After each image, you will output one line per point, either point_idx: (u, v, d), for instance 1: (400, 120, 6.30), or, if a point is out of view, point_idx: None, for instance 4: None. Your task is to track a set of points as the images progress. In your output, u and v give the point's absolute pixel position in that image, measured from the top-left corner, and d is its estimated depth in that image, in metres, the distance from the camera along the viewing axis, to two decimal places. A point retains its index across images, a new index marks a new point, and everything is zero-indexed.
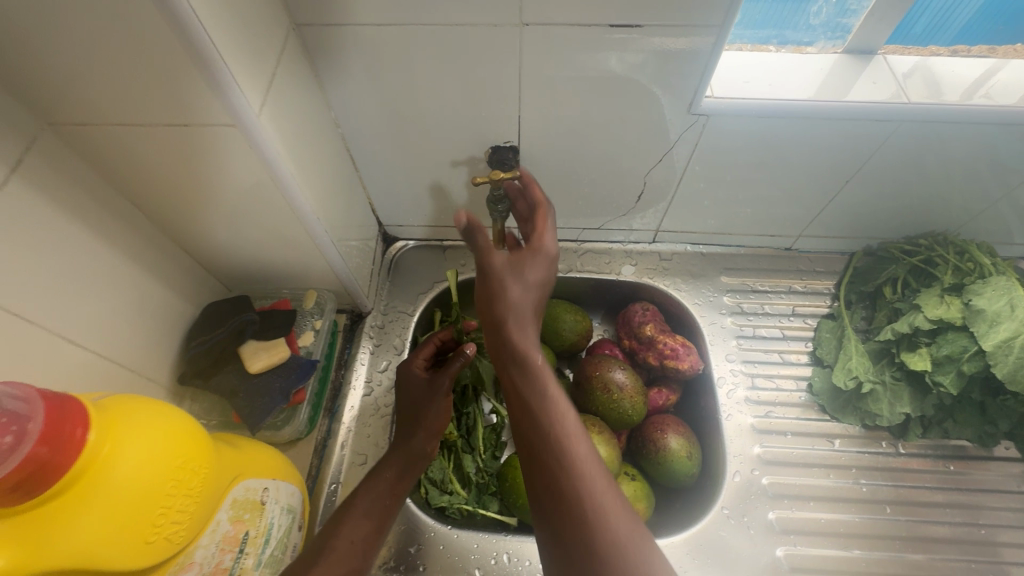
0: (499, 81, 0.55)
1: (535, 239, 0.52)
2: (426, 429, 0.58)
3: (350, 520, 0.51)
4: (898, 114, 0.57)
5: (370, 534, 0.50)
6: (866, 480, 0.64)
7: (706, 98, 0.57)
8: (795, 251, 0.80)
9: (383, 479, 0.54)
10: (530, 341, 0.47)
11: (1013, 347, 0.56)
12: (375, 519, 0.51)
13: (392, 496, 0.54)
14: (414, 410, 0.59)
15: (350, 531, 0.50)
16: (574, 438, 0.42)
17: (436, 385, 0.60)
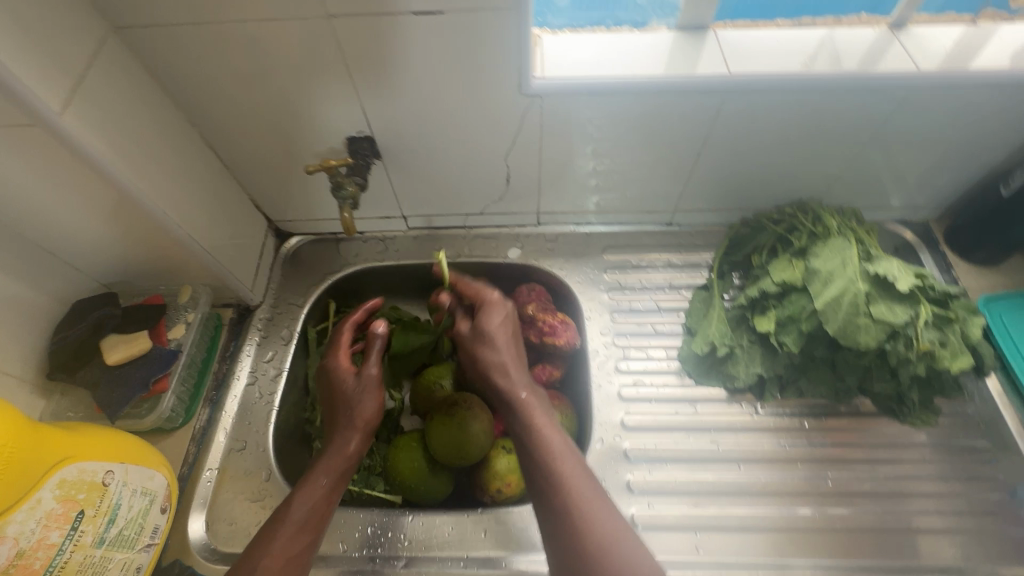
0: (331, 74, 0.58)
1: (492, 309, 0.68)
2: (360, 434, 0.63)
3: (284, 529, 0.54)
4: (722, 87, 0.60)
5: (311, 540, 0.55)
6: (724, 440, 0.66)
7: (535, 79, 0.59)
8: (676, 226, 0.82)
9: (319, 483, 0.58)
10: (517, 380, 0.62)
11: (842, 304, 0.58)
12: (311, 527, 0.56)
13: (328, 501, 0.58)
14: (347, 415, 0.64)
15: (286, 540, 0.54)
16: (557, 445, 0.56)
17: (364, 381, 0.66)
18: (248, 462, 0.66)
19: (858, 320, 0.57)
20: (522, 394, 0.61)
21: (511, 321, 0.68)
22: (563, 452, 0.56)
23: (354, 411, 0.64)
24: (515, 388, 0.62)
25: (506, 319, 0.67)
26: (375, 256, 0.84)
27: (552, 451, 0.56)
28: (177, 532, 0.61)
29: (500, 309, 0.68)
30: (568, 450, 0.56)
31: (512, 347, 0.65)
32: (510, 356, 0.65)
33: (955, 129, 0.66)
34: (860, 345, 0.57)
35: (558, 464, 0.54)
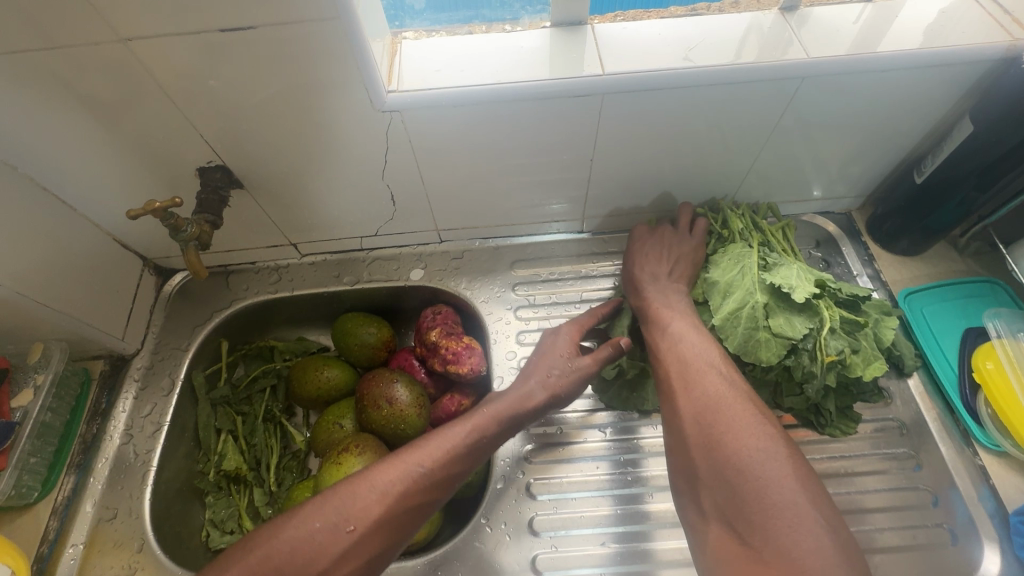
0: (152, 100, 0.52)
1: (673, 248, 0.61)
2: (539, 383, 0.58)
3: (398, 480, 0.50)
4: (597, 88, 0.54)
5: (431, 502, 0.51)
6: (637, 468, 0.61)
7: (389, 93, 0.53)
8: (589, 233, 0.77)
9: (481, 417, 0.55)
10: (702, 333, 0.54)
11: (741, 318, 0.54)
12: (437, 483, 0.51)
13: (470, 456, 0.53)
14: (547, 368, 0.59)
15: (393, 496, 0.49)
16: (711, 395, 0.48)
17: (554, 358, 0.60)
18: (119, 531, 0.60)
19: (758, 335, 0.53)
20: (679, 334, 0.54)
21: (664, 243, 0.62)
22: (720, 392, 0.49)
23: (553, 372, 0.59)
24: (671, 342, 0.54)
25: (686, 257, 0.61)
26: (268, 287, 0.77)
27: (706, 389, 0.49)
28: None
29: (673, 249, 0.62)
30: (723, 389, 0.49)
31: (687, 271, 0.60)
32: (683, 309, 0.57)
33: (860, 114, 0.61)
34: (763, 362, 0.53)
35: (711, 407, 0.48)
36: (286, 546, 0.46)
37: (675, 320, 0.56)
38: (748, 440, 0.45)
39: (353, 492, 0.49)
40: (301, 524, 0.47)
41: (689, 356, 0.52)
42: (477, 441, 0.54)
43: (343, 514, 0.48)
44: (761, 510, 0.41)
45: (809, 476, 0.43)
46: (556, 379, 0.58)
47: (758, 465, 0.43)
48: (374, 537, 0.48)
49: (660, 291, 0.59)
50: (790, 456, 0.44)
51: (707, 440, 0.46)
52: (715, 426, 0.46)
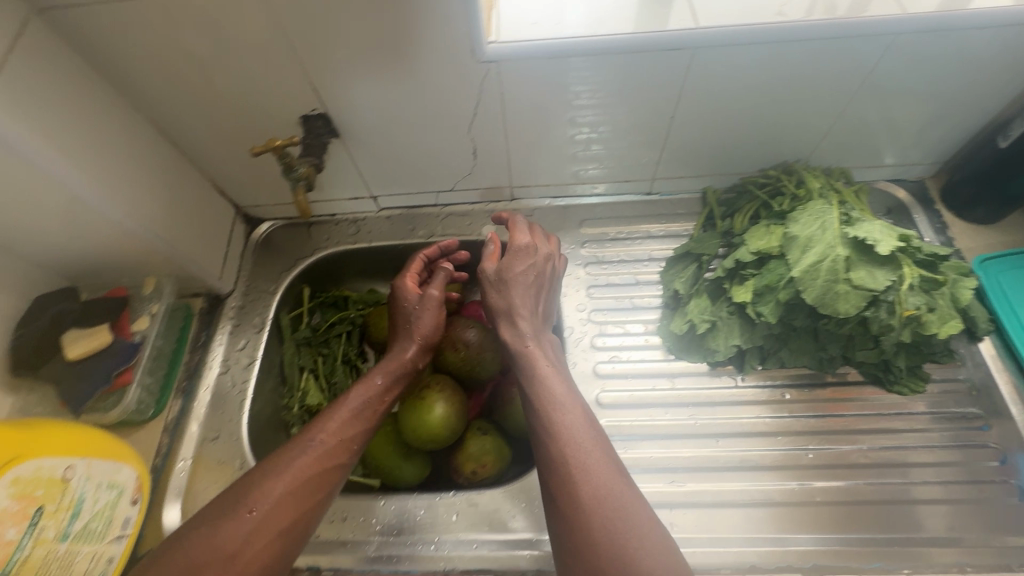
0: (272, 47, 0.55)
1: (530, 249, 0.65)
2: (417, 343, 0.63)
3: (305, 458, 0.53)
4: (689, 42, 0.56)
5: (338, 467, 0.54)
6: (703, 415, 0.64)
7: (490, 43, 0.56)
8: (656, 195, 0.79)
9: (370, 386, 0.59)
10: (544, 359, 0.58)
11: (820, 271, 0.55)
12: (343, 452, 0.55)
13: (370, 416, 0.57)
14: (404, 322, 0.65)
15: (300, 471, 0.52)
16: (580, 428, 0.52)
17: (423, 300, 0.66)
18: (222, 451, 0.66)
19: (837, 287, 0.55)
20: (529, 340, 0.60)
21: (530, 264, 0.64)
22: (587, 432, 0.51)
23: (410, 322, 0.65)
24: (522, 339, 0.60)
25: (534, 260, 0.64)
26: (347, 238, 0.82)
27: (563, 425, 0.52)
28: (154, 523, 0.61)
29: (529, 254, 0.64)
30: (576, 415, 0.53)
31: (526, 280, 0.63)
32: (524, 301, 0.62)
33: (947, 76, 0.61)
34: (840, 313, 0.55)
35: (586, 445, 0.51)
36: (169, 550, 0.47)
37: (524, 320, 0.61)
38: (604, 479, 0.49)
39: (258, 479, 0.51)
40: (169, 556, 0.46)
41: (548, 378, 0.56)
42: (379, 406, 0.59)
43: (228, 508, 0.49)
44: (593, 533, 0.46)
45: (646, 510, 0.48)
46: (426, 335, 0.64)
47: (603, 486, 0.48)
48: (278, 514, 0.50)
49: (513, 270, 0.63)
50: (634, 493, 0.49)
51: (562, 475, 0.50)
52: (573, 457, 0.50)
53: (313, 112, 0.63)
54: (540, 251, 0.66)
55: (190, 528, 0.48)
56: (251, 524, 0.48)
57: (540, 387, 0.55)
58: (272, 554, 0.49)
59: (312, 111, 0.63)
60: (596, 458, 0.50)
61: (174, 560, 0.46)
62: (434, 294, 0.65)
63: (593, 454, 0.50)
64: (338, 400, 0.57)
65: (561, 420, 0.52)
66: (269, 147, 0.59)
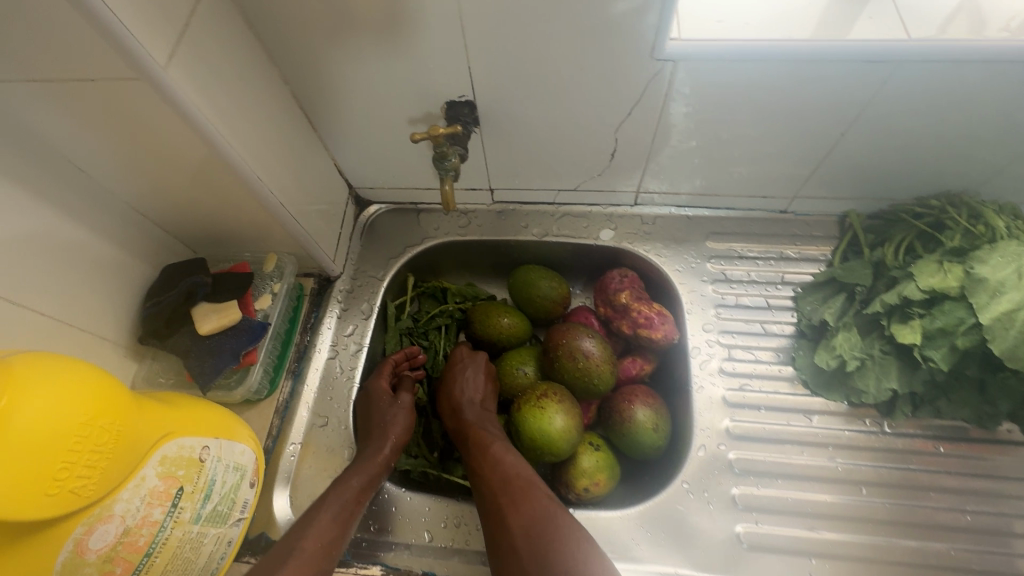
0: (440, 28, 0.52)
1: (463, 351, 0.70)
2: (391, 443, 0.60)
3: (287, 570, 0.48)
4: (898, 55, 0.51)
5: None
6: (843, 459, 0.60)
7: (671, 41, 0.52)
8: (791, 214, 0.74)
9: (347, 489, 0.55)
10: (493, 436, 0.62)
11: (1016, 321, 0.50)
12: (324, 559, 0.51)
13: (350, 519, 0.54)
14: (378, 423, 0.62)
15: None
16: (528, 490, 0.56)
17: (399, 402, 0.64)
18: (330, 439, 0.64)
19: None
20: (476, 424, 0.63)
21: (479, 366, 0.68)
22: (530, 505, 0.54)
23: (385, 423, 0.62)
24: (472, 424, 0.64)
25: (481, 368, 0.68)
26: (456, 229, 0.78)
27: (511, 491, 0.56)
28: (264, 506, 0.60)
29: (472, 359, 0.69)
30: (522, 482, 0.56)
31: (486, 382, 0.68)
32: (477, 393, 0.67)
33: None
34: None
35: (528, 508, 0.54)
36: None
37: (483, 422, 0.64)
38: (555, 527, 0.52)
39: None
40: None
41: (498, 452, 0.59)
42: (354, 508, 0.55)
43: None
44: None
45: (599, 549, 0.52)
46: (398, 438, 0.61)
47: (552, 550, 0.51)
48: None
49: (467, 386, 0.67)
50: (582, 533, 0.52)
51: (509, 544, 0.53)
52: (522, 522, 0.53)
53: (462, 97, 0.60)
54: (484, 356, 0.70)
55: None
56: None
57: (490, 461, 0.59)
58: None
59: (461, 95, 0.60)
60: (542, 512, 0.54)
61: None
62: (406, 396, 0.65)
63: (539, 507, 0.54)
64: (316, 505, 0.54)
65: (511, 491, 0.56)
66: (433, 134, 0.58)
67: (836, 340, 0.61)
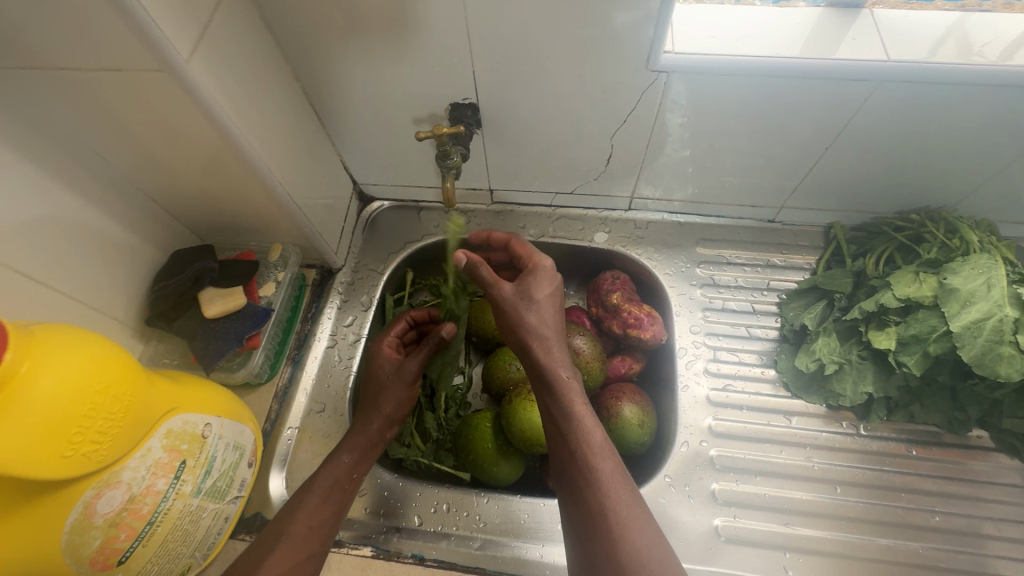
0: (447, 34, 0.55)
1: (542, 273, 0.58)
2: (384, 414, 0.62)
3: (278, 553, 0.51)
4: (879, 74, 0.54)
5: (315, 555, 0.53)
6: (820, 459, 0.62)
7: (665, 53, 0.55)
8: (778, 224, 0.77)
9: (337, 467, 0.58)
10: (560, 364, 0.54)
11: (984, 330, 0.53)
12: (318, 538, 0.53)
13: (340, 497, 0.56)
14: (375, 396, 0.63)
15: (279, 564, 0.50)
16: (596, 440, 0.50)
17: (399, 373, 0.65)
18: (326, 425, 0.66)
19: (1000, 349, 0.52)
20: (544, 328, 0.55)
21: (547, 304, 0.57)
22: (602, 449, 0.49)
23: (381, 396, 0.63)
24: (539, 329, 0.55)
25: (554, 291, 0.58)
26: None
27: (585, 430, 0.50)
28: (260, 487, 0.62)
29: (546, 280, 0.58)
30: (598, 428, 0.50)
31: (555, 319, 0.57)
32: (552, 328, 0.56)
33: None
34: (999, 376, 0.53)
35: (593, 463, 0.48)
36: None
37: (559, 346, 0.55)
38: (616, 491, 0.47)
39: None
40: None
41: (568, 393, 0.52)
42: (345, 487, 0.57)
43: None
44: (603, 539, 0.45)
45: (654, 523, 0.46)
46: (391, 413, 0.63)
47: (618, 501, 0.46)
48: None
49: (537, 319, 0.55)
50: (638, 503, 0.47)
51: (579, 479, 0.49)
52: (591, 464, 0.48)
53: (465, 100, 0.63)
54: (553, 276, 0.59)
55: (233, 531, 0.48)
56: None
57: (562, 400, 0.52)
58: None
59: (463, 99, 0.63)
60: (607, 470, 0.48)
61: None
62: (412, 365, 0.66)
63: (603, 464, 0.48)
64: (307, 485, 0.56)
65: (582, 428, 0.50)
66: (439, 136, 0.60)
67: (817, 344, 0.63)
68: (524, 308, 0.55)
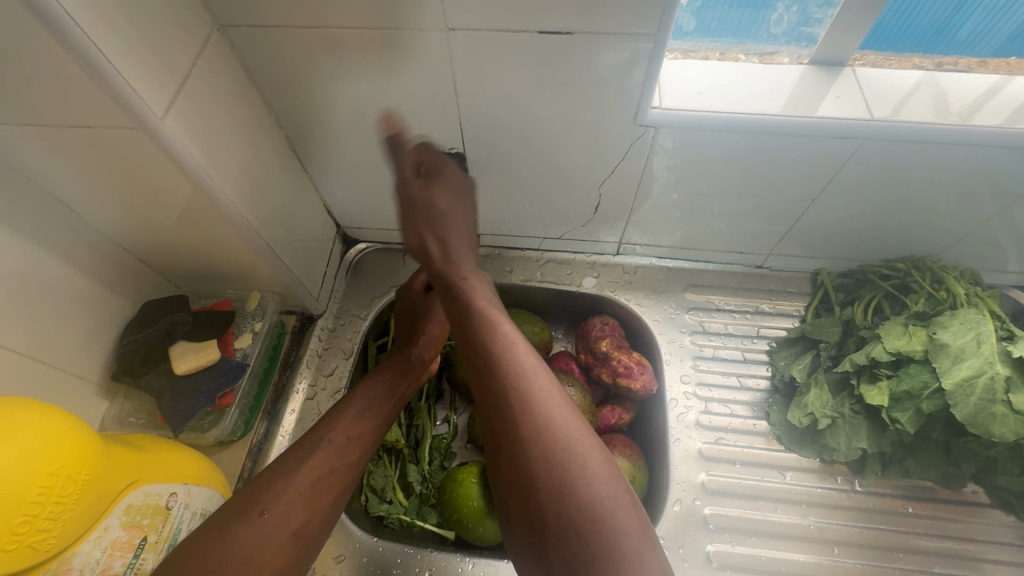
0: (435, 85, 0.55)
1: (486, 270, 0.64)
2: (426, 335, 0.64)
3: (315, 459, 0.52)
4: (863, 132, 0.54)
5: (349, 466, 0.53)
6: (816, 517, 0.61)
7: (653, 109, 0.55)
8: (767, 269, 0.77)
9: (377, 382, 0.60)
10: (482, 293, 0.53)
11: (975, 388, 0.53)
12: (356, 449, 0.55)
13: (377, 411, 0.58)
14: (408, 323, 0.66)
15: (316, 469, 0.51)
16: (516, 344, 0.49)
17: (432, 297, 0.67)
18: None
19: (993, 408, 0.52)
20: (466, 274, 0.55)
21: None
22: (524, 348, 0.49)
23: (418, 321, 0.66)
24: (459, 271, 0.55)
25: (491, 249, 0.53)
26: None
27: (509, 346, 0.48)
28: None
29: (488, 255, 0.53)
30: (528, 352, 0.49)
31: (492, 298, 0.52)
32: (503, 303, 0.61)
33: None
34: (993, 436, 0.52)
35: (519, 361, 0.47)
36: (182, 570, 0.42)
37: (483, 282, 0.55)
38: (550, 408, 0.45)
39: (277, 478, 0.50)
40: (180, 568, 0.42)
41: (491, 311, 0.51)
42: (384, 403, 0.59)
43: (237, 510, 0.47)
44: (557, 503, 0.41)
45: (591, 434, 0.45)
46: (436, 334, 0.65)
47: (579, 440, 0.44)
48: (296, 512, 0.48)
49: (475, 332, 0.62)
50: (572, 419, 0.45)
51: (488, 364, 0.48)
52: (531, 401, 0.45)
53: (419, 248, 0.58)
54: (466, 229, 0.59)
55: (203, 529, 0.46)
56: (267, 523, 0.47)
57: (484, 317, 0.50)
58: (291, 553, 0.47)
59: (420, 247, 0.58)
60: (523, 358, 0.48)
61: (200, 562, 0.43)
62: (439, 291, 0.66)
63: (517, 355, 0.48)
64: (349, 397, 0.58)
65: (502, 347, 0.48)
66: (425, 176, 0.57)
67: (809, 397, 0.62)
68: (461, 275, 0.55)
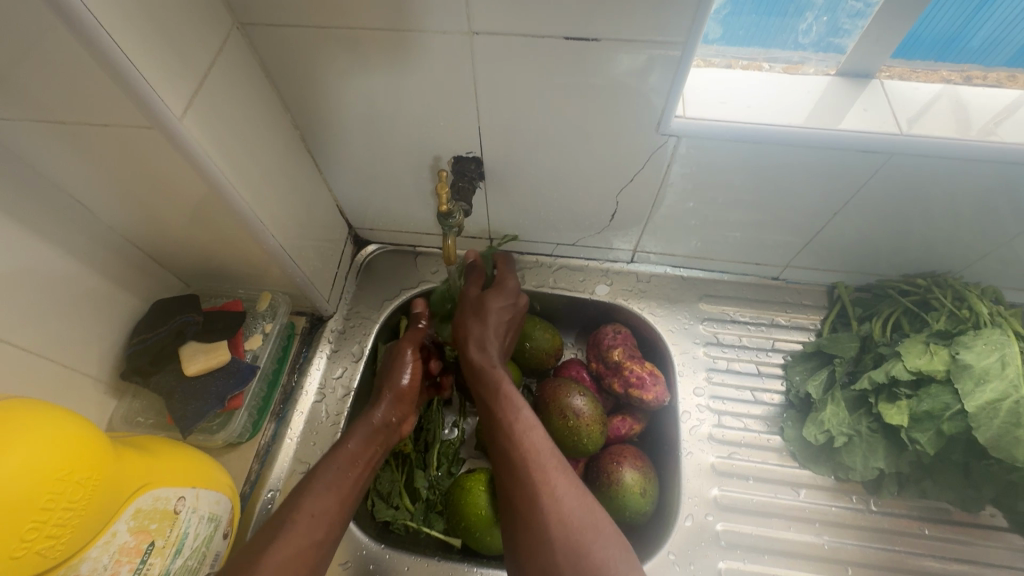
0: (455, 88, 0.54)
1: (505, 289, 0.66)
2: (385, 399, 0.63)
3: (278, 545, 0.49)
4: (890, 146, 0.53)
5: (318, 543, 0.51)
6: (830, 537, 0.60)
7: (676, 117, 0.54)
8: (783, 281, 0.76)
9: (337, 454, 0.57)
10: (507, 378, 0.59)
11: (999, 411, 0.52)
12: (323, 527, 0.52)
13: (345, 482, 0.55)
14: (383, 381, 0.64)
15: (284, 550, 0.48)
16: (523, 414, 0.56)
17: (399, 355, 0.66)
18: None
19: (1017, 432, 0.51)
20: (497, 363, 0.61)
21: (507, 302, 0.65)
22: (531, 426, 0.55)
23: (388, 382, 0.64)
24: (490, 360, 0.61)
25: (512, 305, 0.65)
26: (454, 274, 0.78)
27: (519, 424, 0.55)
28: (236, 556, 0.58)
29: (510, 296, 0.65)
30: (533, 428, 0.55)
31: (502, 321, 0.64)
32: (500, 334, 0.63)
33: None
34: (1017, 460, 0.51)
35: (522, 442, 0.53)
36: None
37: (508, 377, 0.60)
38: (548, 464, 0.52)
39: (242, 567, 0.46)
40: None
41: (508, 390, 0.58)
42: (350, 471, 0.56)
43: None
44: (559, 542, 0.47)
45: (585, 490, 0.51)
46: (398, 393, 0.64)
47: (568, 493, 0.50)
48: None
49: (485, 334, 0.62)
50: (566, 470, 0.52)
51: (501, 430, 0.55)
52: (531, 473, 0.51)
53: None
54: None
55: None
56: None
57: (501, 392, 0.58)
58: None
59: None
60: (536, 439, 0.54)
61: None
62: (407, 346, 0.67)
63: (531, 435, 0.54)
64: (311, 471, 0.55)
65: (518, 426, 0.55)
66: (442, 193, 0.58)
67: (825, 414, 0.61)
68: (487, 305, 0.63)
